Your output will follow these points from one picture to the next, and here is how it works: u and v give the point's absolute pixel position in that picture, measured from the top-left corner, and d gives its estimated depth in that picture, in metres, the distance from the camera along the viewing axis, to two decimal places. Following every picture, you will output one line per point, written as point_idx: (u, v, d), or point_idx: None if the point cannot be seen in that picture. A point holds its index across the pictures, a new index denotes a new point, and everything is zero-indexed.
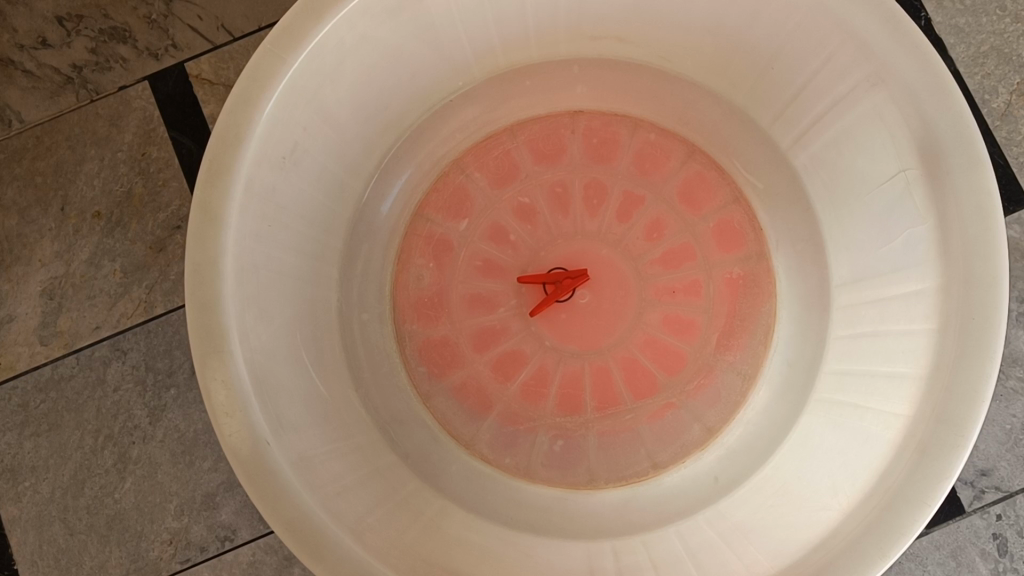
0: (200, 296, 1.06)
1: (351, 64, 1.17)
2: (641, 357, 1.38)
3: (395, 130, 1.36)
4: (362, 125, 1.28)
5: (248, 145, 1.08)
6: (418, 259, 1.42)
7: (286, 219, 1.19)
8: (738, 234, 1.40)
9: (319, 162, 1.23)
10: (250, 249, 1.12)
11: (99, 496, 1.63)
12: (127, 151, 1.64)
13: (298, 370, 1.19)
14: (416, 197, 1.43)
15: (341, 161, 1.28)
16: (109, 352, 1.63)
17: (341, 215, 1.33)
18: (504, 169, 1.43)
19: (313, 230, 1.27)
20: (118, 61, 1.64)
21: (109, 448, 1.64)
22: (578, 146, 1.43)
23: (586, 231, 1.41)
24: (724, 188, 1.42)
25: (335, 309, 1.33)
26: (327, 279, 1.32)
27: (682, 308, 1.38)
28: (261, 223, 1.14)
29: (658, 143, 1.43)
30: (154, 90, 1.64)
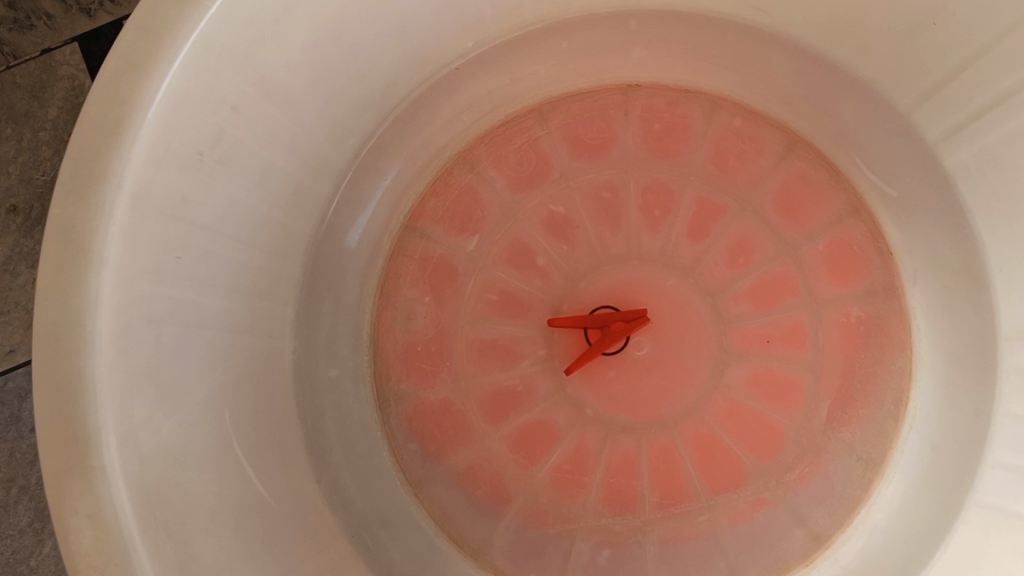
0: (55, 375, 0.66)
1: (303, 12, 0.76)
2: (720, 433, 0.98)
3: (373, 110, 0.95)
4: (321, 103, 0.88)
5: (137, 137, 0.68)
6: (410, 290, 1.01)
7: (205, 243, 0.80)
8: (856, 261, 0.99)
9: (261, 158, 0.83)
10: (145, 294, 0.73)
11: (9, 566, 1.16)
12: (53, 130, 1.13)
13: (225, 473, 0.80)
14: (410, 203, 1.03)
15: (293, 155, 0.88)
16: (26, 382, 1.15)
17: (298, 233, 0.94)
18: (529, 165, 1.02)
19: (254, 258, 0.87)
20: (42, 19, 1.10)
21: (24, 503, 1.16)
22: (633, 136, 1.02)
23: (643, 254, 1.01)
24: (837, 194, 1.00)
25: (290, 367, 0.94)
26: (276, 324, 0.93)
27: (778, 365, 0.98)
28: (163, 256, 0.74)
29: (744, 132, 1.01)
30: (88, 55, 1.12)
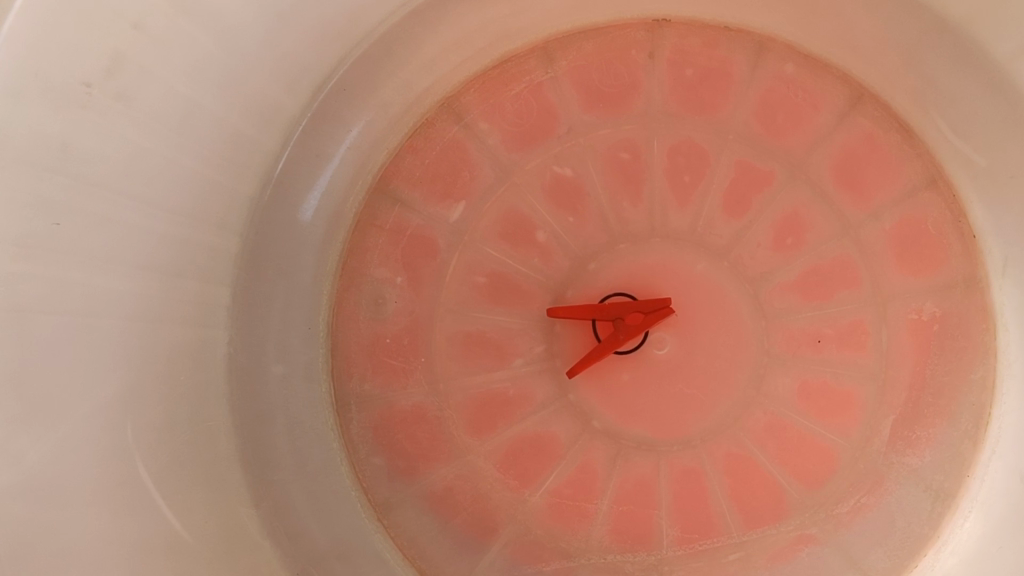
0: None
1: None
2: (758, 455, 0.79)
3: (331, 39, 0.75)
4: (257, 25, 0.67)
5: None
6: (378, 269, 0.81)
7: (98, 205, 0.62)
8: (930, 246, 0.80)
9: (179, 95, 0.65)
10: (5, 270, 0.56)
11: None
12: None
13: (114, 506, 0.61)
14: (380, 161, 0.83)
15: (224, 94, 0.68)
16: None
17: (234, 195, 0.75)
18: (529, 117, 0.82)
19: (174, 226, 0.68)
20: None
21: None
22: (660, 83, 0.82)
23: (668, 231, 0.82)
24: (912, 162, 0.80)
25: (224, 361, 0.76)
26: (208, 310, 0.74)
27: (830, 373, 0.79)
28: (17, 218, 0.56)
29: (799, 83, 0.81)
30: None
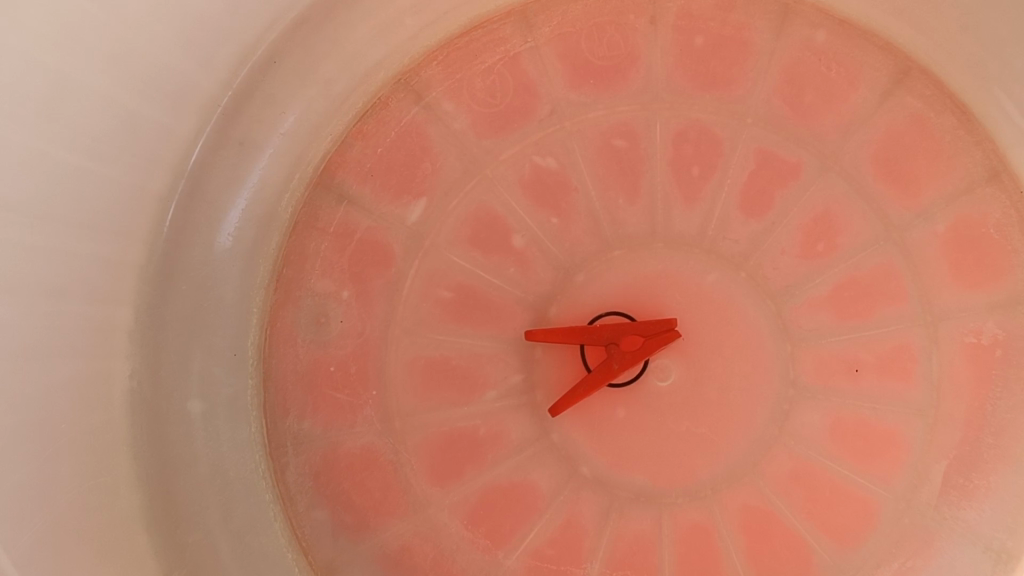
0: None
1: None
2: (781, 507, 0.65)
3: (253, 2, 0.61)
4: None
5: None
6: (319, 281, 0.67)
7: None
8: (995, 254, 0.65)
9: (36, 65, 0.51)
10: None
11: None
12: None
13: None
14: (323, 150, 0.67)
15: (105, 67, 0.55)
16: None
17: (132, 196, 0.61)
18: (504, 95, 0.67)
19: (41, 235, 0.54)
20: None
21: None
22: (664, 54, 0.67)
23: (673, 234, 0.68)
24: (969, 152, 0.65)
25: (124, 401, 0.62)
26: (98, 337, 0.60)
27: (867, 408, 0.65)
28: None
29: (832, 53, 0.66)
30: None
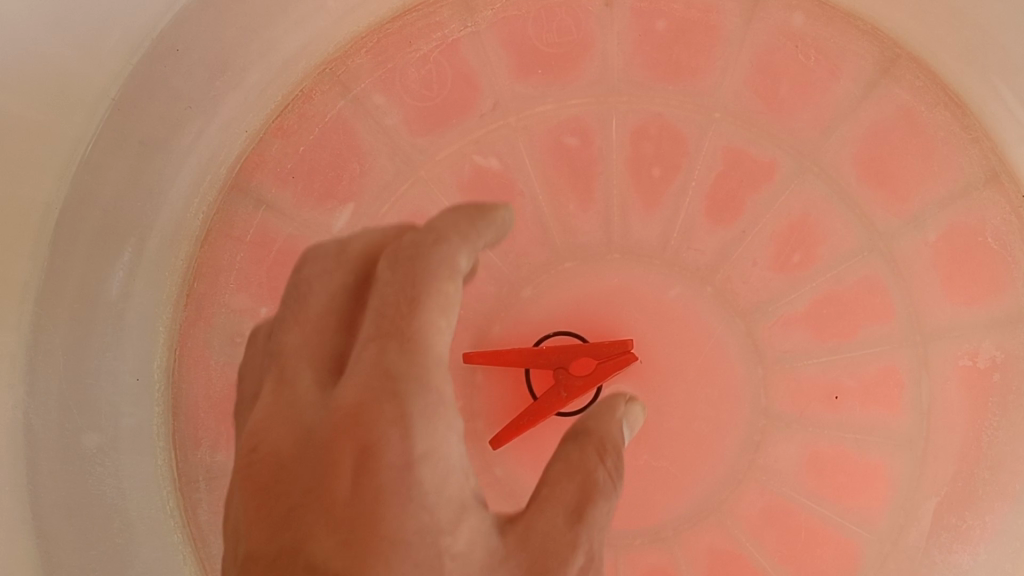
0: None
1: None
2: (752, 551, 0.58)
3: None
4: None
5: None
6: (234, 297, 0.59)
7: None
8: (992, 265, 0.57)
9: None
10: None
11: None
12: None
13: None
14: (238, 148, 0.60)
15: None
16: None
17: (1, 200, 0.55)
18: (441, 87, 0.59)
19: None
20: None
21: None
22: (620, 40, 0.59)
23: (631, 244, 0.61)
24: (965, 149, 0.58)
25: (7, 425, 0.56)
26: None
27: (850, 440, 0.58)
28: None
29: (811, 38, 0.59)
30: None
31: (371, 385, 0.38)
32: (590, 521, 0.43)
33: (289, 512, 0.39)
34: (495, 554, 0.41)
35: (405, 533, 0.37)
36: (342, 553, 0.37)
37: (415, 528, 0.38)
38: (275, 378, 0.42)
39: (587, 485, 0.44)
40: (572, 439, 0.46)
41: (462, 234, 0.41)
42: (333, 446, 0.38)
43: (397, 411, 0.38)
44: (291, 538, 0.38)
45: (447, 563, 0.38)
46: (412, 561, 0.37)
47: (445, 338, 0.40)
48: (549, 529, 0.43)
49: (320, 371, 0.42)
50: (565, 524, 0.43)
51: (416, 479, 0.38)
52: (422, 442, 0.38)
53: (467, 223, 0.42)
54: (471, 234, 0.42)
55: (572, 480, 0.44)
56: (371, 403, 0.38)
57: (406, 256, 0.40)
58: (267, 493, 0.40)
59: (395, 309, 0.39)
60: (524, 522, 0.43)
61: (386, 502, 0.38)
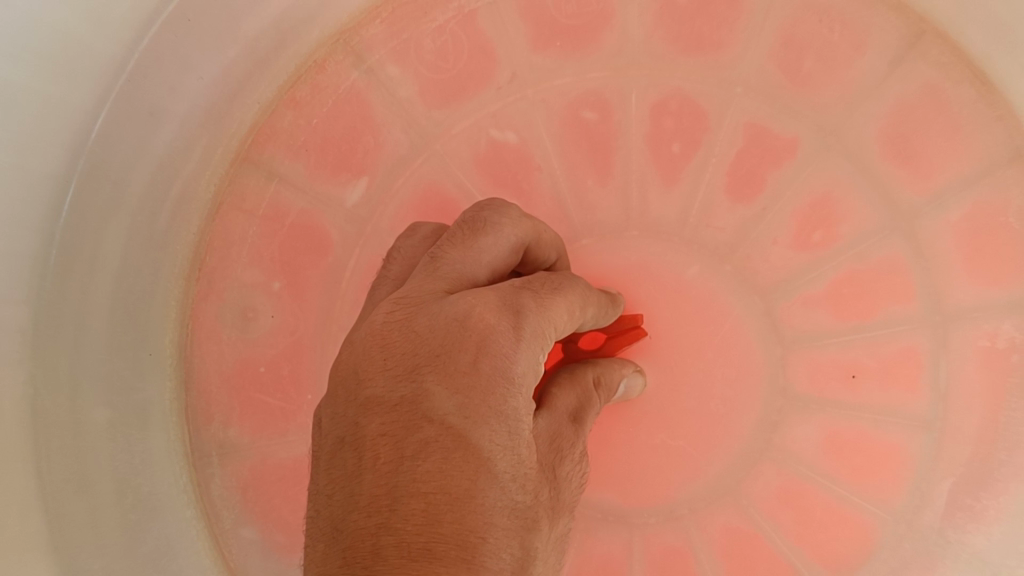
0: None
1: None
2: (768, 531, 0.58)
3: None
4: None
5: None
6: (247, 272, 0.60)
7: None
8: (1014, 244, 0.56)
9: None
10: None
11: None
12: None
13: None
14: (250, 120, 0.60)
15: None
16: None
17: (19, 181, 0.50)
18: (456, 60, 0.59)
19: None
20: None
21: None
22: (642, 12, 0.58)
23: (649, 221, 0.60)
24: (988, 128, 0.57)
25: (51, 369, 0.55)
26: (55, 320, 0.55)
27: (869, 421, 0.57)
28: None
29: (837, 12, 0.57)
30: None
31: (502, 302, 0.38)
32: (584, 426, 0.44)
33: (413, 370, 0.36)
34: (542, 465, 0.39)
35: (513, 410, 0.36)
36: (461, 404, 0.35)
37: (516, 421, 0.36)
38: (432, 266, 0.41)
39: (582, 402, 0.46)
40: (585, 368, 0.49)
41: (589, 299, 0.46)
42: (462, 330, 0.36)
43: (514, 322, 0.37)
44: (409, 390, 0.36)
45: (525, 453, 0.37)
46: (515, 430, 0.36)
47: (560, 322, 0.41)
48: (562, 421, 0.43)
49: (467, 279, 0.41)
50: (568, 424, 0.43)
51: (519, 380, 0.37)
52: (529, 354, 0.37)
53: (597, 304, 0.47)
54: (594, 304, 0.47)
55: (574, 396, 0.46)
56: (495, 313, 0.37)
57: (555, 276, 0.44)
58: (393, 351, 0.37)
59: (534, 286, 0.41)
60: (550, 410, 0.43)
61: (500, 379, 0.36)
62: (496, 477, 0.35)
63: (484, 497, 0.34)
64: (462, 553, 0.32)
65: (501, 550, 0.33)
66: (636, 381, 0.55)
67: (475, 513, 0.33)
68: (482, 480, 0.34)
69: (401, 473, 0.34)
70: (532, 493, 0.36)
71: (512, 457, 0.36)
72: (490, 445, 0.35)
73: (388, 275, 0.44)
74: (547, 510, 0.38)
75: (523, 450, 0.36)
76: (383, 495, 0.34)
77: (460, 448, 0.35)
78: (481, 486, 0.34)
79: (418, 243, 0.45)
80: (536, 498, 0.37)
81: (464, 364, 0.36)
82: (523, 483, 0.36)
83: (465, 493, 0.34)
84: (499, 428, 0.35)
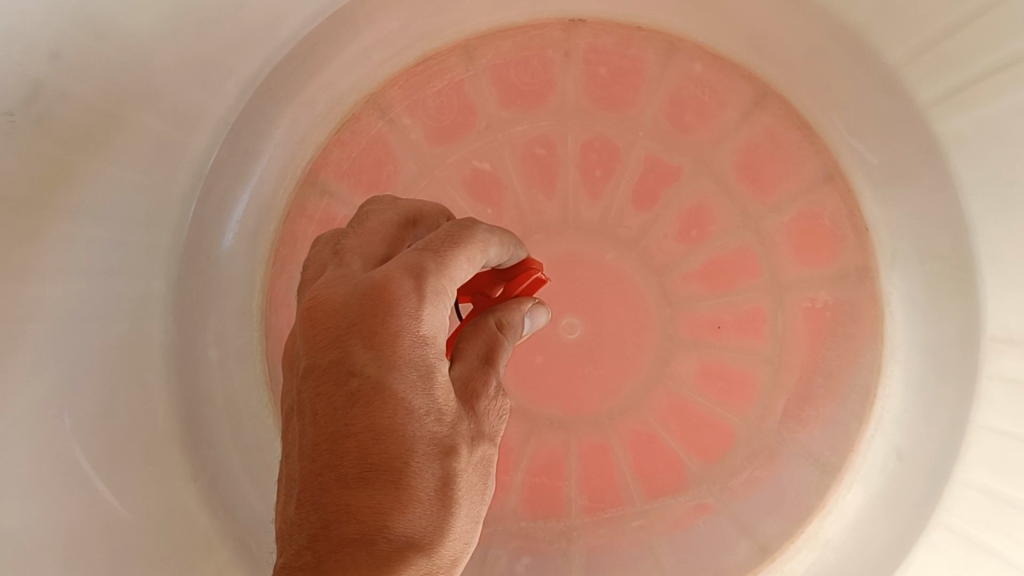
0: None
1: None
2: (661, 432, 0.87)
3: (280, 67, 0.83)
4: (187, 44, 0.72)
5: None
6: (306, 258, 0.86)
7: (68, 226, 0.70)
8: (826, 239, 0.85)
9: (84, 128, 0.68)
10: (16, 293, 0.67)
11: None
12: None
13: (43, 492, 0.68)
14: (309, 154, 0.88)
15: (110, 100, 0.69)
16: None
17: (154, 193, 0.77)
18: (449, 114, 0.88)
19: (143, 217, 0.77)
20: None
21: None
22: (575, 81, 0.87)
23: (580, 223, 0.88)
24: (811, 158, 0.85)
25: (184, 326, 0.83)
26: (185, 289, 0.83)
27: (728, 355, 0.86)
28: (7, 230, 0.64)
29: (706, 82, 0.86)
30: None
31: (404, 267, 0.47)
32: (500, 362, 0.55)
33: (335, 339, 0.45)
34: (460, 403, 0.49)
35: (423, 356, 0.45)
36: (375, 358, 0.44)
37: (426, 367, 0.45)
38: (338, 252, 0.53)
39: (491, 344, 0.57)
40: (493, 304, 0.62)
41: (491, 238, 0.55)
42: (371, 296, 0.45)
43: (416, 283, 0.46)
44: (335, 353, 0.45)
45: (441, 391, 0.46)
46: (426, 378, 0.45)
47: (461, 274, 0.50)
48: (469, 366, 0.53)
49: (366, 255, 0.52)
50: (480, 366, 0.53)
51: (422, 331, 0.45)
52: (433, 308, 0.46)
53: (500, 242, 0.57)
54: (496, 241, 0.56)
55: (481, 339, 0.56)
56: (398, 277, 0.46)
57: (454, 229, 0.52)
58: (319, 321, 0.47)
59: (434, 243, 0.51)
60: (462, 362, 0.54)
61: (407, 335, 0.45)
62: (420, 409, 0.45)
63: (403, 430, 0.44)
64: (391, 475, 0.43)
65: (424, 468, 0.44)
66: (540, 312, 0.65)
67: (400, 440, 0.44)
68: (400, 414, 0.44)
69: (336, 419, 0.44)
70: (451, 424, 0.47)
71: (428, 395, 0.45)
72: (404, 386, 0.44)
73: (305, 277, 0.56)
74: (468, 437, 0.48)
75: (437, 390, 0.46)
76: (324, 440, 0.44)
77: (379, 392, 0.44)
78: (399, 418, 0.44)
79: (323, 246, 0.57)
80: (455, 423, 0.47)
81: (376, 328, 0.44)
82: (440, 416, 0.46)
83: (386, 426, 0.44)
84: (410, 374, 0.44)
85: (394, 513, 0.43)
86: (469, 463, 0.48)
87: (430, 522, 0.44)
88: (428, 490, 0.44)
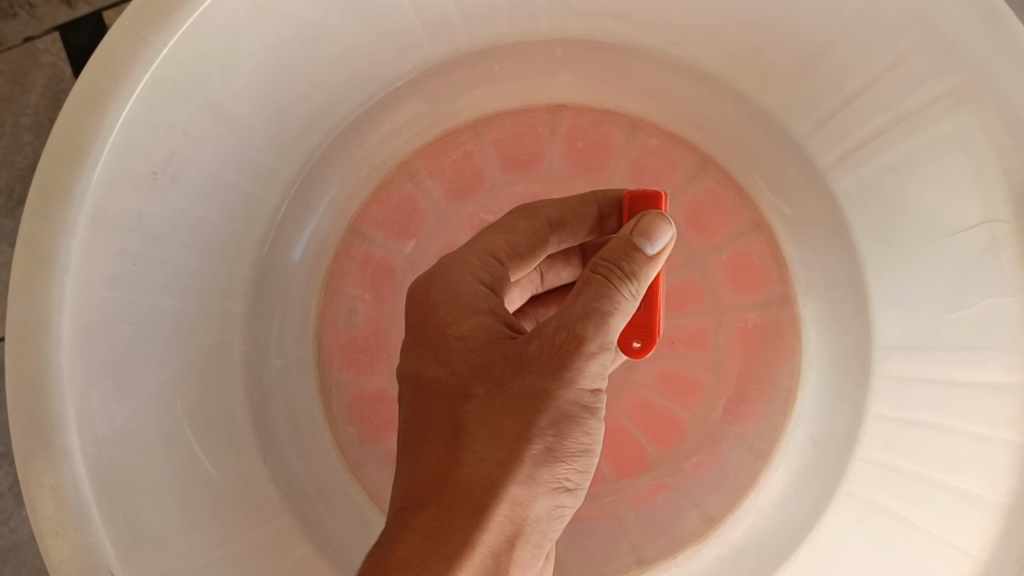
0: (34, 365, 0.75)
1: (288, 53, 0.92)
2: (628, 424, 1.10)
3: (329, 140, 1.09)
4: (276, 121, 0.98)
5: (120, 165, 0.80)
6: (352, 289, 1.13)
7: (183, 257, 0.94)
8: (756, 271, 1.10)
9: (199, 183, 0.92)
10: (149, 304, 0.90)
11: None
12: (32, 115, 1.31)
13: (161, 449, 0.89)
14: (354, 208, 1.14)
15: (219, 162, 0.94)
16: None
17: (230, 233, 1.00)
18: (462, 177, 1.14)
19: (227, 250, 1.01)
20: (23, 7, 1.29)
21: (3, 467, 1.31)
22: (559, 152, 1.13)
23: None
24: (742, 211, 1.12)
25: (256, 340, 1.07)
26: (259, 313, 1.08)
27: (681, 364, 1.10)
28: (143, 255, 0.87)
29: (661, 153, 1.13)
30: (65, 43, 1.30)
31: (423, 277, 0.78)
32: (567, 312, 0.68)
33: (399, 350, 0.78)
34: (493, 359, 0.69)
35: (431, 335, 0.73)
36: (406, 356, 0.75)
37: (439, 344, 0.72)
38: None
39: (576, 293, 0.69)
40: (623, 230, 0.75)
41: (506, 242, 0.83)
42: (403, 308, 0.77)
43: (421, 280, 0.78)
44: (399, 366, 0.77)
45: (453, 359, 0.70)
46: (434, 354, 0.71)
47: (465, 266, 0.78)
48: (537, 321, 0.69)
49: None
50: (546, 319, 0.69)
51: (426, 311, 0.74)
52: (434, 293, 0.75)
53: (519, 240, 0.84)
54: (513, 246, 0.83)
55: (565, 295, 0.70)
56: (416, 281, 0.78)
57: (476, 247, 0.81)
58: None
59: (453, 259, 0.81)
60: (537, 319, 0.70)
61: (417, 325, 0.74)
62: (439, 381, 0.70)
63: (424, 400, 0.71)
64: (419, 434, 0.70)
65: (441, 421, 0.69)
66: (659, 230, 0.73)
67: (422, 409, 0.70)
68: (422, 388, 0.71)
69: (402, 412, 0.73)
70: (467, 380, 0.69)
71: (440, 365, 0.70)
72: (422, 367, 0.72)
73: None
74: (492, 386, 0.68)
75: (447, 358, 0.70)
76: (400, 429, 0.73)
77: (409, 380, 0.73)
78: (421, 393, 0.71)
79: None
80: (474, 377, 0.69)
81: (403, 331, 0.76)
82: (454, 379, 0.69)
83: (416, 402, 0.71)
84: (424, 354, 0.72)
85: (419, 458, 0.68)
86: (489, 406, 0.67)
87: (445, 461, 0.67)
88: (443, 438, 0.68)
